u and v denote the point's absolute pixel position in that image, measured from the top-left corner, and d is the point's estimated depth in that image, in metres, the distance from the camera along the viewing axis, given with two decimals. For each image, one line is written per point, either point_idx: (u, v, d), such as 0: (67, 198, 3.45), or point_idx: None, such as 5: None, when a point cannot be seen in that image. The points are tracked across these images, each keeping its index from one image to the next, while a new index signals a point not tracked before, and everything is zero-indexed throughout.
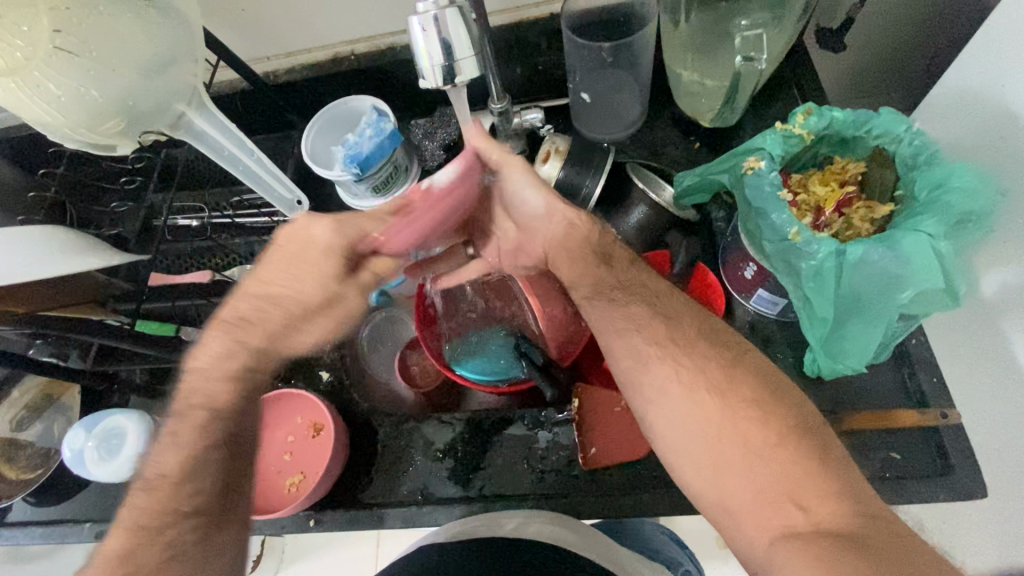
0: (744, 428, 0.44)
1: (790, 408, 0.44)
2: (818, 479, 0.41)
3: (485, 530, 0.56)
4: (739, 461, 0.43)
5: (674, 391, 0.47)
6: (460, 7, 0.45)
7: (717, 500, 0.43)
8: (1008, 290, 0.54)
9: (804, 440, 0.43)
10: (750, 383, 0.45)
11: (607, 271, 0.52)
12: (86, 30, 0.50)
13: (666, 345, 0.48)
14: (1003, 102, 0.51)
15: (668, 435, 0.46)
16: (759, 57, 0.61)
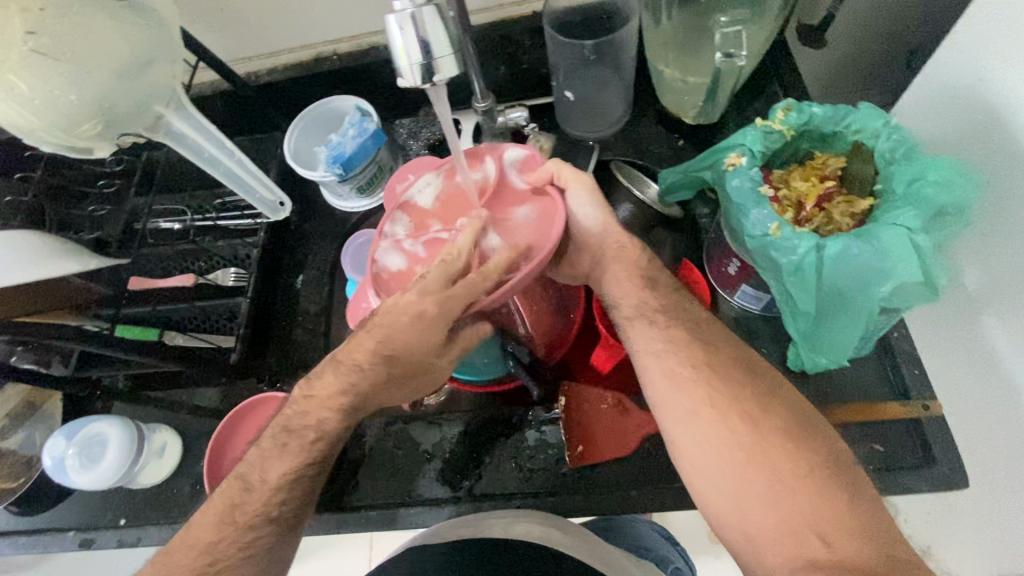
0: (775, 460, 0.44)
1: (821, 442, 0.44)
2: (844, 516, 0.41)
3: (471, 530, 0.56)
4: (768, 491, 0.43)
5: (707, 414, 0.46)
6: (437, 5, 0.44)
7: (739, 528, 0.44)
8: (986, 282, 0.54)
9: (833, 476, 0.43)
10: (784, 415, 0.45)
11: (652, 293, 0.52)
12: (59, 30, 0.49)
13: (704, 369, 0.48)
14: (981, 96, 0.51)
15: (693, 458, 0.46)
16: (739, 54, 0.60)
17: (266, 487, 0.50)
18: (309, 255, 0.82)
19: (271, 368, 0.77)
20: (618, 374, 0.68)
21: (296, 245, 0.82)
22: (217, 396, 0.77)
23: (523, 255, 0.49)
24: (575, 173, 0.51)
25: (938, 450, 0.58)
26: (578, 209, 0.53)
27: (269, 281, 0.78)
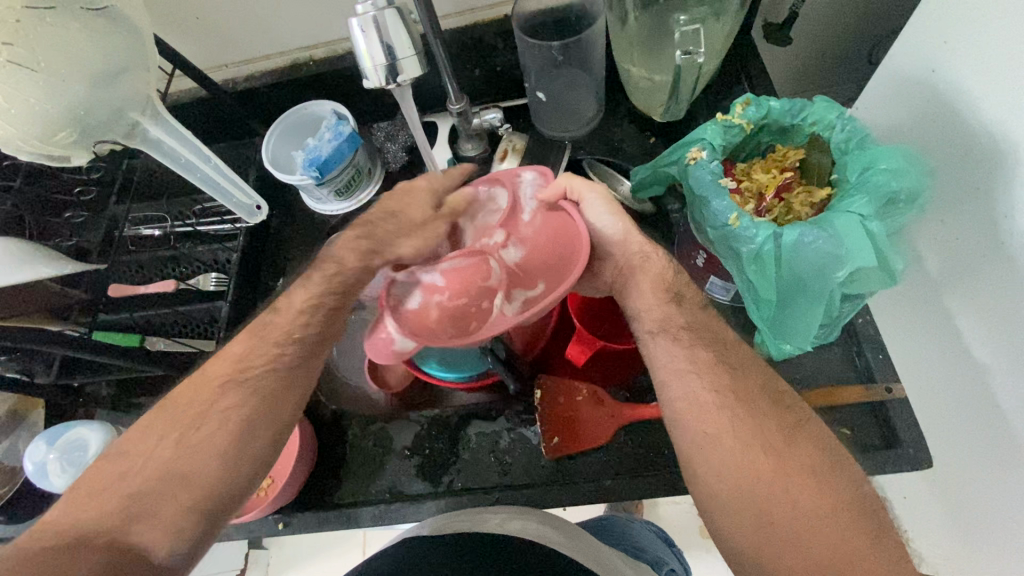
0: (797, 493, 0.43)
1: (847, 481, 0.43)
2: (866, 557, 0.40)
3: (467, 523, 0.53)
4: (789, 525, 0.42)
5: (726, 443, 0.45)
6: (398, 8, 0.46)
7: (757, 558, 0.42)
8: (943, 265, 0.56)
9: (855, 516, 0.42)
10: (810, 451, 0.44)
11: (678, 309, 0.51)
12: (32, 39, 0.50)
13: (728, 396, 0.47)
14: (934, 87, 0.53)
15: (715, 485, 0.45)
16: (698, 51, 0.62)
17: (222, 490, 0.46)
18: (290, 259, 0.82)
19: None
20: (595, 367, 0.69)
21: (276, 250, 0.83)
22: None
23: (541, 262, 0.48)
24: (587, 184, 0.52)
25: (903, 432, 0.61)
26: (596, 218, 0.53)
27: (250, 286, 0.79)
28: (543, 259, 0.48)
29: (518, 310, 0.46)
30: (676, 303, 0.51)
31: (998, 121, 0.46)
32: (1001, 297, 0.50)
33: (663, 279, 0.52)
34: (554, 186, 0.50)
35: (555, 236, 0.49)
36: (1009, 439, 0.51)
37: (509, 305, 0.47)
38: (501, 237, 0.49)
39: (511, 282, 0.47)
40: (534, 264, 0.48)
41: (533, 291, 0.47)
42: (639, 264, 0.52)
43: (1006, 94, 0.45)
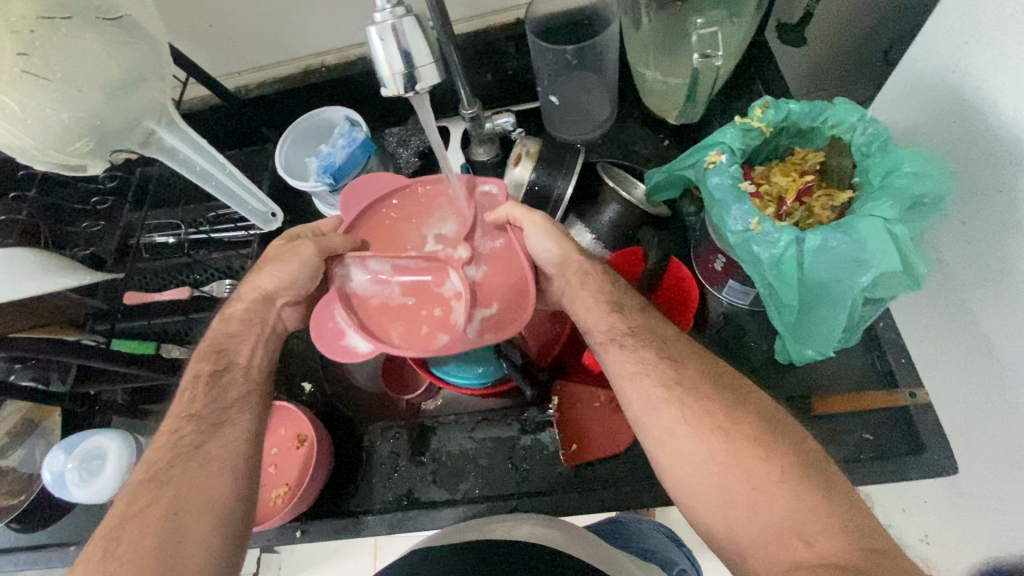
0: (750, 464, 0.41)
1: (793, 445, 0.42)
2: (828, 517, 0.38)
3: (473, 533, 0.53)
4: (748, 495, 0.40)
5: (680, 429, 0.45)
6: (417, 16, 0.45)
7: (727, 535, 0.41)
8: (965, 268, 0.55)
9: (809, 478, 0.41)
10: (754, 422, 0.44)
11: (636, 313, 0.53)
12: (50, 49, 0.50)
13: (674, 387, 0.47)
14: (956, 87, 0.52)
15: (677, 474, 0.44)
16: (715, 54, 0.62)
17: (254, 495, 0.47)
18: None
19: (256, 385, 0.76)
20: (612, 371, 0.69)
21: None
22: None
23: (490, 282, 0.54)
24: (525, 210, 0.53)
25: (926, 437, 0.60)
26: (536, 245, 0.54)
27: None
28: (498, 283, 0.54)
29: (475, 330, 0.51)
30: (617, 312, 0.52)
31: (1020, 122, 0.46)
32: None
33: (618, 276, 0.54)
34: (498, 214, 0.54)
35: (503, 265, 0.54)
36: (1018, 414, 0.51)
37: (465, 322, 0.52)
38: (465, 253, 0.54)
39: (467, 297, 0.53)
40: (491, 285, 0.53)
41: (486, 312, 0.52)
42: (579, 282, 0.54)
43: None
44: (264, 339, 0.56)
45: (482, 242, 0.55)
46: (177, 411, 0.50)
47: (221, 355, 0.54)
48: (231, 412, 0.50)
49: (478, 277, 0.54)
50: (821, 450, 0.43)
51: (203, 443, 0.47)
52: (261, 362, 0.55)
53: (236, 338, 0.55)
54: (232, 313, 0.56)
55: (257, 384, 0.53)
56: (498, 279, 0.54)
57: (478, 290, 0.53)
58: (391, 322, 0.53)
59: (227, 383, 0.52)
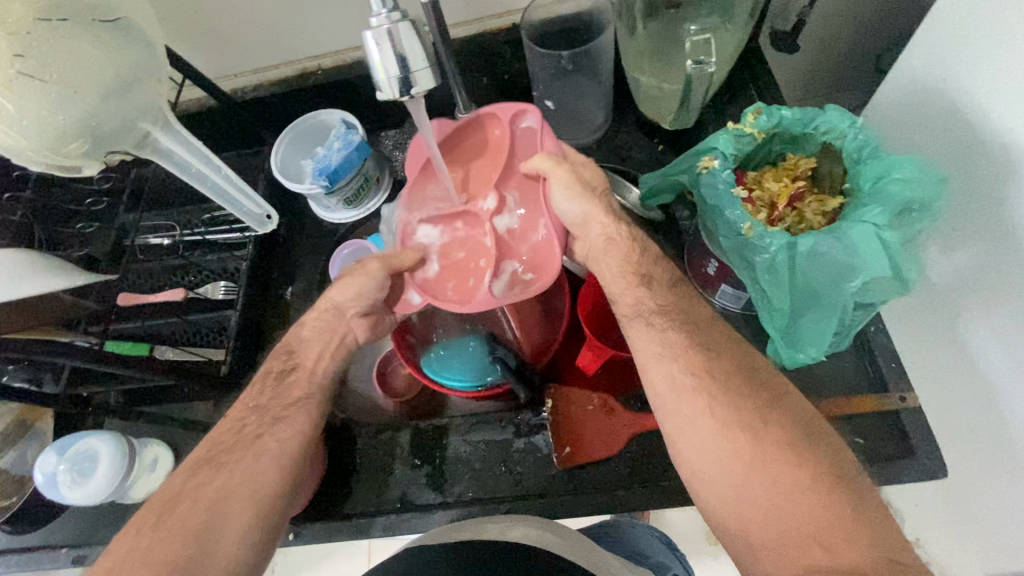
0: (775, 467, 0.42)
1: (823, 454, 0.43)
2: (848, 529, 0.39)
3: (468, 531, 0.54)
4: (769, 499, 0.42)
5: (705, 424, 0.45)
6: (412, 20, 0.45)
7: (741, 533, 0.42)
8: (954, 274, 0.56)
9: (835, 487, 0.41)
10: (786, 427, 0.44)
11: (650, 295, 0.53)
12: (46, 51, 0.50)
13: (705, 378, 0.47)
14: (948, 94, 0.52)
15: (699, 467, 0.45)
16: (709, 61, 0.63)
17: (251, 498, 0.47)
18: (298, 267, 0.84)
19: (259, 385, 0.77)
20: (604, 375, 0.70)
21: (283, 256, 0.84)
22: (210, 409, 0.78)
23: (524, 233, 0.59)
24: (553, 163, 0.55)
25: (915, 440, 0.61)
26: (560, 200, 0.55)
27: (259, 294, 0.79)
28: (529, 237, 0.58)
29: (506, 288, 0.56)
30: (644, 285, 0.53)
31: (1010, 130, 0.46)
32: (1014, 305, 0.50)
33: (628, 262, 0.55)
34: (530, 166, 0.56)
35: (535, 214, 0.58)
36: (1009, 424, 0.52)
37: (498, 280, 0.57)
38: (494, 205, 0.58)
39: (502, 253, 0.58)
40: (523, 237, 0.58)
41: (519, 266, 0.58)
42: (603, 246, 0.56)
43: (1017, 101, 0.45)
44: (332, 348, 0.59)
45: (513, 192, 0.59)
46: (238, 406, 0.55)
47: (290, 356, 0.58)
48: (292, 410, 0.55)
49: (511, 229, 0.59)
50: (854, 461, 0.44)
51: (262, 433, 0.52)
52: (327, 366, 0.59)
53: (306, 341, 0.59)
54: (306, 319, 0.60)
55: (319, 388, 0.57)
56: (530, 230, 0.59)
57: (510, 244, 0.58)
58: (442, 279, 0.58)
59: (293, 381, 0.57)
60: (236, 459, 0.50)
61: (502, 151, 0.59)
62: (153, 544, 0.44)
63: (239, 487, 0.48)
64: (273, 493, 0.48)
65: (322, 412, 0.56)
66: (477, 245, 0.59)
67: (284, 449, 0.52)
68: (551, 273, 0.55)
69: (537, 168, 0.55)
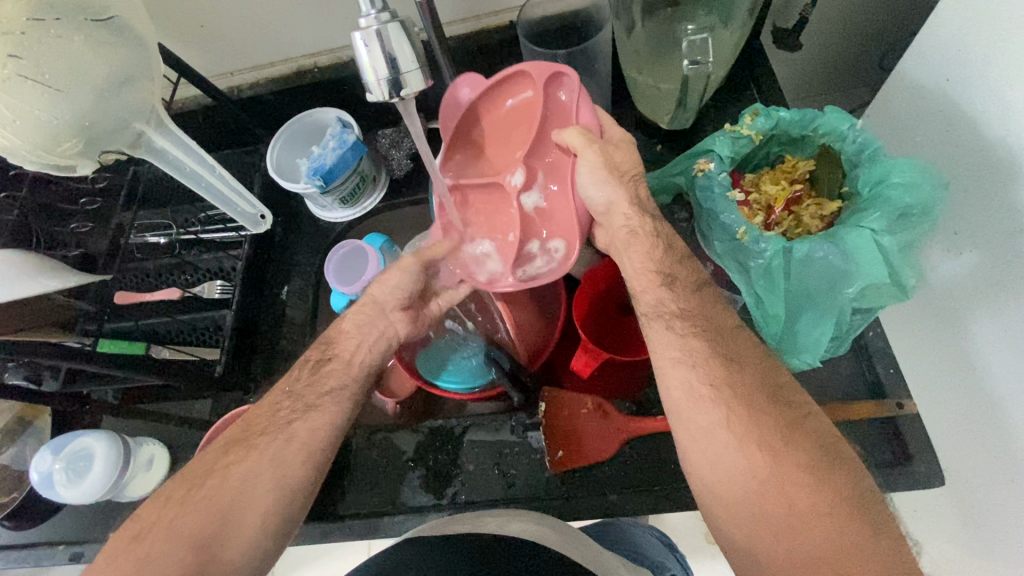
0: (791, 488, 0.41)
1: (845, 478, 0.42)
2: (862, 556, 0.38)
3: (465, 524, 0.54)
4: (783, 519, 0.41)
5: (721, 437, 0.45)
6: (402, 21, 0.44)
7: (749, 549, 0.42)
8: (956, 280, 0.55)
9: (855, 511, 0.40)
10: (808, 448, 0.43)
11: (673, 294, 0.52)
12: (38, 51, 0.49)
13: (725, 390, 0.46)
14: (950, 96, 0.51)
15: (712, 481, 0.45)
16: (706, 61, 0.61)
17: (242, 505, 0.46)
18: (295, 266, 0.84)
19: (258, 382, 0.79)
20: (602, 379, 0.69)
21: (279, 255, 0.84)
22: (208, 407, 0.78)
23: (550, 209, 0.60)
24: (585, 141, 0.55)
25: (913, 448, 0.59)
26: (589, 184, 0.55)
27: (256, 294, 0.79)
28: (555, 214, 0.60)
29: (533, 271, 0.59)
30: (668, 285, 0.53)
31: (1014, 132, 0.45)
32: (1017, 313, 0.49)
33: (653, 260, 0.54)
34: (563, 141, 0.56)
35: (563, 191, 0.59)
36: (1013, 437, 0.51)
37: (526, 260, 0.60)
38: (522, 180, 0.60)
39: (527, 229, 0.60)
40: (549, 214, 0.60)
41: (545, 244, 0.60)
42: (626, 239, 0.55)
43: (1019, 104, 0.44)
44: (372, 345, 0.58)
45: (541, 168, 0.60)
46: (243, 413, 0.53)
47: (328, 347, 0.57)
48: (326, 399, 0.53)
49: (540, 206, 0.61)
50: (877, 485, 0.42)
51: (293, 419, 0.51)
52: (366, 356, 0.57)
53: (347, 334, 0.58)
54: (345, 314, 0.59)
55: (355, 381, 0.55)
56: (556, 208, 0.60)
57: (537, 222, 0.61)
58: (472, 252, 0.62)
59: (329, 372, 0.55)
60: (265, 442, 0.50)
61: (537, 117, 0.59)
62: (179, 517, 0.45)
63: (265, 472, 0.48)
64: (272, 502, 0.47)
65: (356, 405, 0.55)
66: (506, 217, 0.62)
67: (307, 442, 0.51)
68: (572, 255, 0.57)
69: (567, 143, 0.55)
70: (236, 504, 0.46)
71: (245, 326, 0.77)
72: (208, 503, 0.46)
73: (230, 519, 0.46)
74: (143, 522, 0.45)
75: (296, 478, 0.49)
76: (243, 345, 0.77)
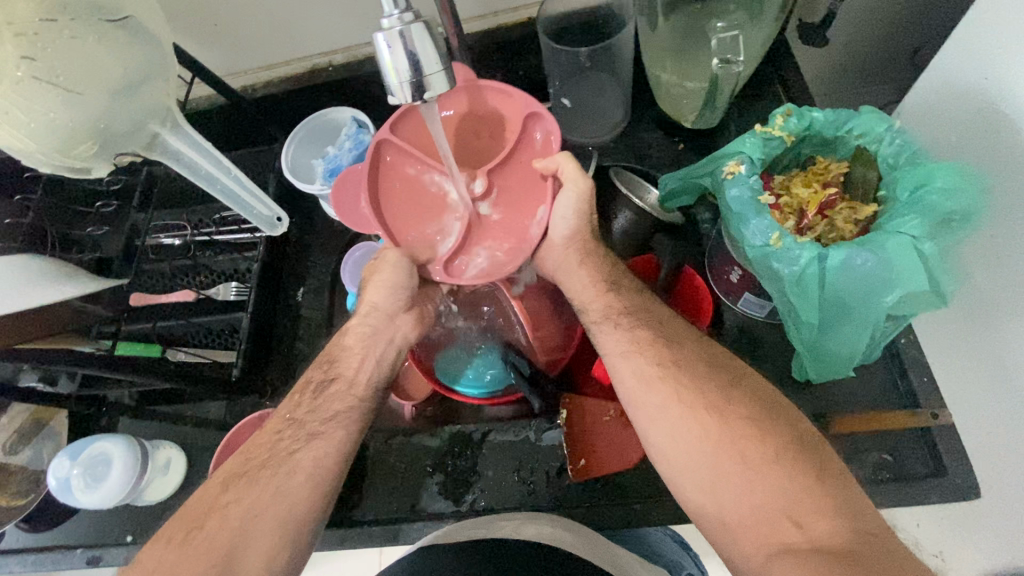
0: (742, 445, 0.42)
1: (786, 424, 0.43)
2: (818, 501, 0.39)
3: (480, 530, 0.53)
4: (741, 476, 0.41)
5: (674, 410, 0.46)
6: (426, 20, 0.43)
7: (715, 512, 0.42)
8: (997, 286, 0.53)
9: (799, 456, 0.41)
10: (748, 403, 0.44)
11: (616, 298, 0.55)
12: (52, 53, 0.48)
13: (670, 367, 0.48)
14: (991, 95, 0.49)
15: (671, 455, 0.45)
16: (735, 60, 0.60)
17: (268, 514, 0.46)
18: (311, 268, 0.83)
19: (274, 382, 0.78)
20: None
21: (295, 257, 0.83)
22: (223, 409, 0.78)
23: (500, 223, 0.58)
24: (574, 171, 0.54)
25: (948, 459, 0.58)
26: (563, 209, 0.56)
27: (271, 296, 0.79)
28: (504, 229, 0.58)
29: (466, 272, 0.56)
30: (612, 292, 0.55)
31: None
32: None
33: (599, 275, 0.56)
34: (545, 165, 0.55)
35: (518, 214, 0.58)
36: None
37: (462, 260, 0.57)
38: (483, 188, 0.58)
39: (470, 231, 0.58)
40: (498, 226, 0.58)
41: (487, 247, 0.57)
42: (579, 258, 0.57)
43: None
44: None
45: (507, 184, 0.59)
46: (264, 422, 0.52)
47: (333, 365, 0.57)
48: (330, 425, 0.52)
49: (491, 216, 0.58)
50: (816, 431, 0.44)
51: (298, 449, 0.49)
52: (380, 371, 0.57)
53: (350, 350, 0.57)
54: (349, 327, 0.59)
55: (362, 398, 0.55)
56: (506, 226, 0.58)
57: (481, 229, 0.58)
58: (407, 230, 0.59)
59: (334, 394, 0.54)
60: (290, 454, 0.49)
61: (518, 135, 0.58)
62: (189, 554, 0.43)
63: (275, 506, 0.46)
64: (298, 513, 0.47)
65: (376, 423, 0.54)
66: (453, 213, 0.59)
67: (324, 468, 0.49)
68: (508, 270, 0.54)
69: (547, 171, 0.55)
70: (235, 543, 0.44)
71: (263, 330, 0.76)
72: (205, 548, 0.44)
73: (225, 566, 0.43)
74: (167, 536, 0.45)
75: (290, 517, 0.47)
76: (260, 349, 0.76)
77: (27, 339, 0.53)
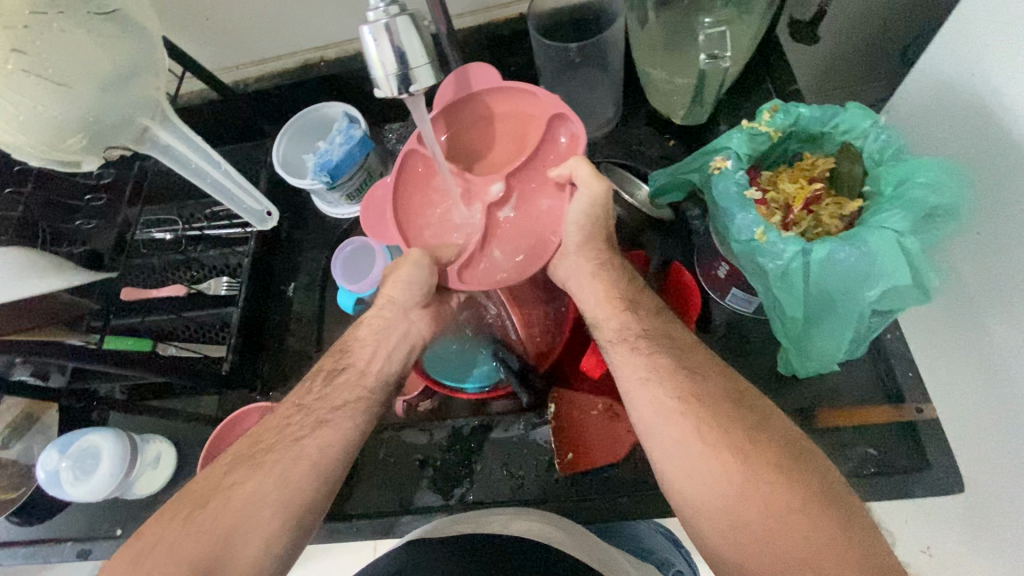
0: (768, 493, 0.41)
1: (813, 472, 0.42)
2: (837, 546, 0.38)
3: (469, 525, 0.53)
4: (765, 525, 0.40)
5: (694, 447, 0.44)
6: (412, 14, 0.43)
7: (735, 556, 0.41)
8: (983, 281, 0.53)
9: (829, 507, 0.40)
10: (774, 448, 0.43)
11: (636, 318, 0.53)
12: (41, 44, 0.48)
13: (694, 403, 0.46)
14: (974, 91, 0.49)
15: (689, 493, 0.44)
16: (723, 55, 0.60)
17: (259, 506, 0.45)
18: (302, 263, 0.83)
19: (264, 377, 0.78)
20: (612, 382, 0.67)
21: (287, 253, 0.83)
22: (214, 404, 0.78)
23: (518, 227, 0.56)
24: (591, 175, 0.53)
25: (933, 454, 0.59)
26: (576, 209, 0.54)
27: (263, 290, 0.79)
28: (522, 233, 0.56)
29: (481, 276, 0.54)
30: (632, 311, 0.54)
31: None
32: None
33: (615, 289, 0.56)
34: (560, 171, 0.54)
35: (537, 219, 0.56)
36: None
37: (477, 263, 0.55)
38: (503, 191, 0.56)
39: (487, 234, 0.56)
40: (514, 229, 0.56)
41: (503, 251, 0.55)
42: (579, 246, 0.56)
43: None
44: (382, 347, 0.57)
45: (526, 189, 0.57)
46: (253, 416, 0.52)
47: (341, 356, 0.57)
48: (336, 414, 0.51)
49: (509, 219, 0.56)
50: (846, 482, 0.42)
51: (301, 436, 0.49)
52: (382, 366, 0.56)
53: (360, 341, 0.57)
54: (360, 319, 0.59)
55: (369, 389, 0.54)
56: (523, 230, 0.56)
57: (499, 233, 0.56)
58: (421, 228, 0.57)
59: (341, 382, 0.54)
60: (277, 447, 0.48)
61: (539, 138, 0.57)
62: (175, 547, 0.43)
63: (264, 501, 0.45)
64: (284, 509, 0.46)
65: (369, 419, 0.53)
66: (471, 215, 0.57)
67: (314, 462, 0.48)
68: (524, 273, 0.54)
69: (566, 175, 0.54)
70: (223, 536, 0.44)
71: (255, 324, 0.77)
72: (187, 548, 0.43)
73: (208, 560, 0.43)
74: (152, 530, 0.44)
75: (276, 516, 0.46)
76: (252, 344, 0.76)
77: (16, 329, 0.53)
